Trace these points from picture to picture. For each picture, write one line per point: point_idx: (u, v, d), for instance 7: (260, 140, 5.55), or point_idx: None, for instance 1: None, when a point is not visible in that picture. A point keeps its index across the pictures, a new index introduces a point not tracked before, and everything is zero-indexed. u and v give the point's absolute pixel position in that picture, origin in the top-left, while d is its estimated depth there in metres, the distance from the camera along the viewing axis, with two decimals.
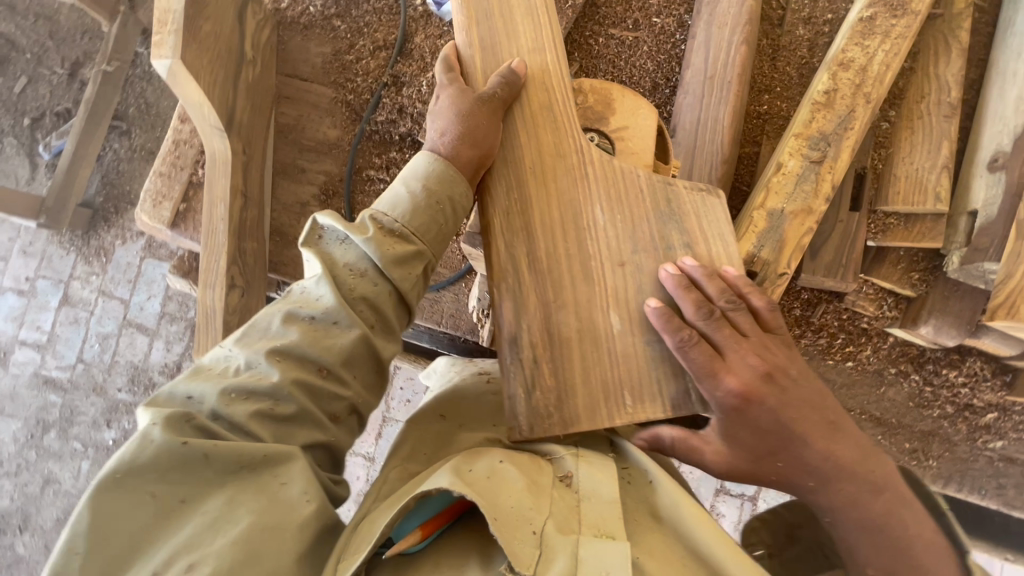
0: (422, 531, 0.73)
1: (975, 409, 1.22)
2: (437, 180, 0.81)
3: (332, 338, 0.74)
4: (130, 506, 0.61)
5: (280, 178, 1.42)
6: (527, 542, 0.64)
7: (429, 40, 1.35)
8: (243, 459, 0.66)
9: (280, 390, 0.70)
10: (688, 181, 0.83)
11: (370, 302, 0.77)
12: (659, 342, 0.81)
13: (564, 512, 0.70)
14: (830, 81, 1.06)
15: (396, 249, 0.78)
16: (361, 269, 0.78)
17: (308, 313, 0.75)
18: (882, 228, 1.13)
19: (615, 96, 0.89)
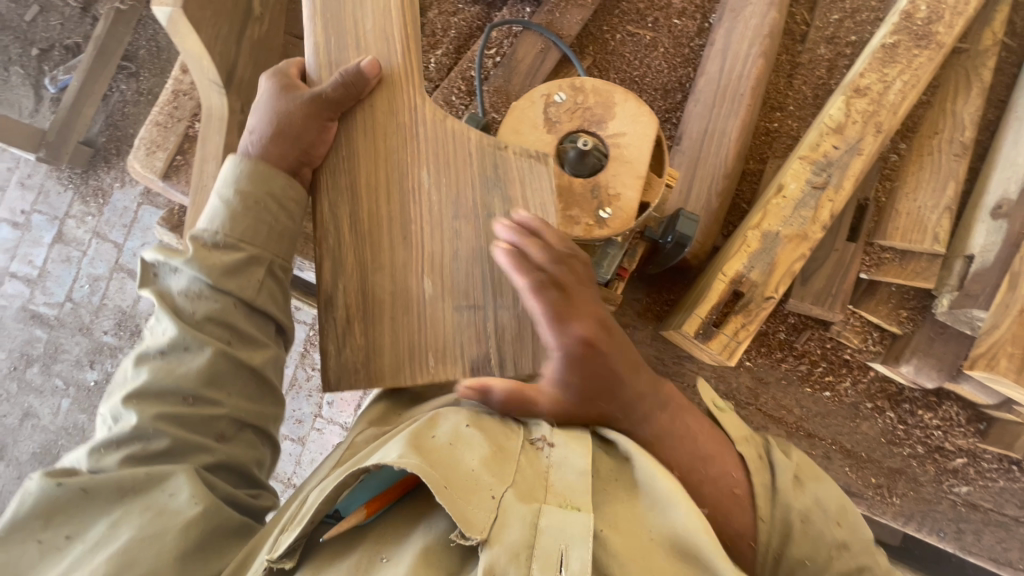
0: (368, 506, 0.72)
1: (946, 452, 1.22)
2: (251, 181, 0.81)
3: (185, 366, 0.75)
4: (16, 556, 0.67)
5: None
6: (483, 506, 0.64)
7: (443, 17, 1.32)
8: (122, 486, 0.70)
9: (142, 430, 0.73)
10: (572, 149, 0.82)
11: (219, 321, 0.77)
12: (466, 306, 0.79)
13: (532, 479, 0.69)
14: (844, 107, 1.04)
15: (218, 263, 0.77)
16: (194, 291, 0.77)
17: (155, 350, 0.76)
18: (876, 262, 1.11)
19: (618, 100, 0.85)
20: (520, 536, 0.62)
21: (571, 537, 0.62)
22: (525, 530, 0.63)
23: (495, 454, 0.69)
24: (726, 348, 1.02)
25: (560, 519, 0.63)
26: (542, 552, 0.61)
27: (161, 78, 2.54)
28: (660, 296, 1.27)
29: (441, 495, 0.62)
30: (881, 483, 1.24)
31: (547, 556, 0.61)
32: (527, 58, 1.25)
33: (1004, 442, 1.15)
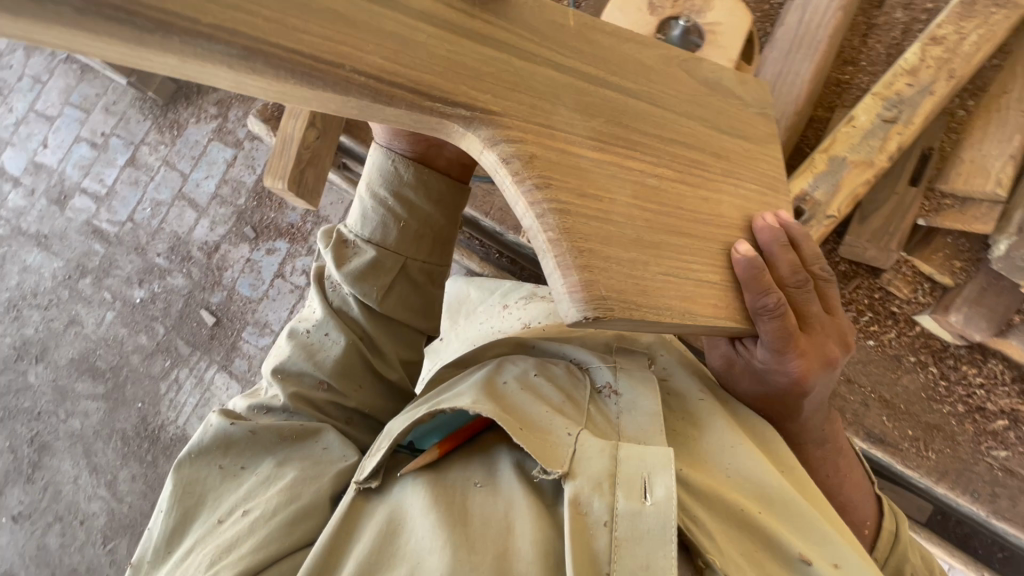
0: (440, 446, 0.87)
1: (987, 413, 1.22)
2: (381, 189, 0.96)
3: (327, 349, 0.99)
4: (206, 475, 0.90)
5: None
6: (564, 443, 0.78)
7: None
8: (282, 433, 0.93)
9: (290, 406, 0.96)
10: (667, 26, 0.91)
11: (355, 320, 1.01)
12: None
13: (604, 425, 0.85)
14: (919, 54, 1.10)
15: (361, 271, 0.97)
16: (336, 286, 1.01)
17: (305, 329, 1.02)
18: (936, 208, 1.16)
19: None
20: (605, 464, 0.75)
21: (651, 467, 0.75)
22: (605, 462, 0.76)
23: (564, 405, 0.86)
24: None
25: (639, 454, 0.76)
26: (627, 481, 0.74)
27: None
28: None
29: (517, 429, 0.77)
30: (917, 437, 1.25)
31: (629, 484, 0.73)
32: None
33: None
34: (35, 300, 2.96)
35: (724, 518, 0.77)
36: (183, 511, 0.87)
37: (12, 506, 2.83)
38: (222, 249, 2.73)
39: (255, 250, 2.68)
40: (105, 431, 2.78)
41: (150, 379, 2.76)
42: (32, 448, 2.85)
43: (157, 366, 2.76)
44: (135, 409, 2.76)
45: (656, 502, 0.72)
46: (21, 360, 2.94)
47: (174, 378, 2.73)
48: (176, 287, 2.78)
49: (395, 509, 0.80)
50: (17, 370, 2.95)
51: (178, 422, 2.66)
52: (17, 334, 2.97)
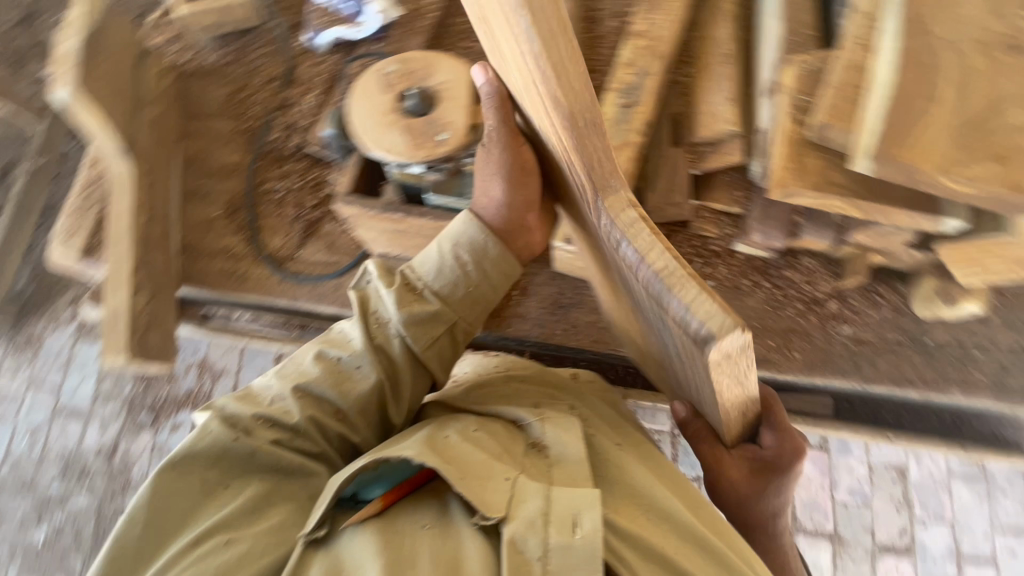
0: (383, 498, 0.97)
1: (821, 301, 1.40)
2: (468, 247, 1.11)
3: (348, 384, 1.09)
4: (188, 485, 0.98)
5: (187, 201, 1.55)
6: (502, 488, 0.91)
7: (311, 67, 1.59)
8: (281, 463, 1.03)
9: (296, 424, 1.05)
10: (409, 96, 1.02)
11: (386, 351, 1.12)
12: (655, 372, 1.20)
13: (536, 472, 0.98)
14: (630, 49, 1.33)
15: (414, 308, 1.10)
16: (384, 321, 1.13)
17: (337, 355, 1.11)
18: (699, 156, 1.36)
19: (437, 60, 1.07)
20: (537, 506, 0.89)
21: (580, 504, 0.89)
22: (540, 502, 0.89)
23: (501, 454, 0.99)
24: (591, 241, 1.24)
25: (570, 496, 0.90)
26: (557, 518, 0.87)
27: None
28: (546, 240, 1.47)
29: (457, 479, 0.90)
30: (779, 343, 1.39)
31: (561, 522, 0.86)
32: None
33: (855, 272, 1.35)
34: None
35: (648, 552, 0.89)
36: (159, 523, 0.94)
37: None
38: (121, 447, 2.53)
39: (157, 433, 2.52)
40: None
41: None
42: None
43: None
44: None
45: (584, 534, 0.85)
46: None
47: None
48: (79, 509, 2.49)
49: (340, 561, 0.88)
50: None
51: None
52: None
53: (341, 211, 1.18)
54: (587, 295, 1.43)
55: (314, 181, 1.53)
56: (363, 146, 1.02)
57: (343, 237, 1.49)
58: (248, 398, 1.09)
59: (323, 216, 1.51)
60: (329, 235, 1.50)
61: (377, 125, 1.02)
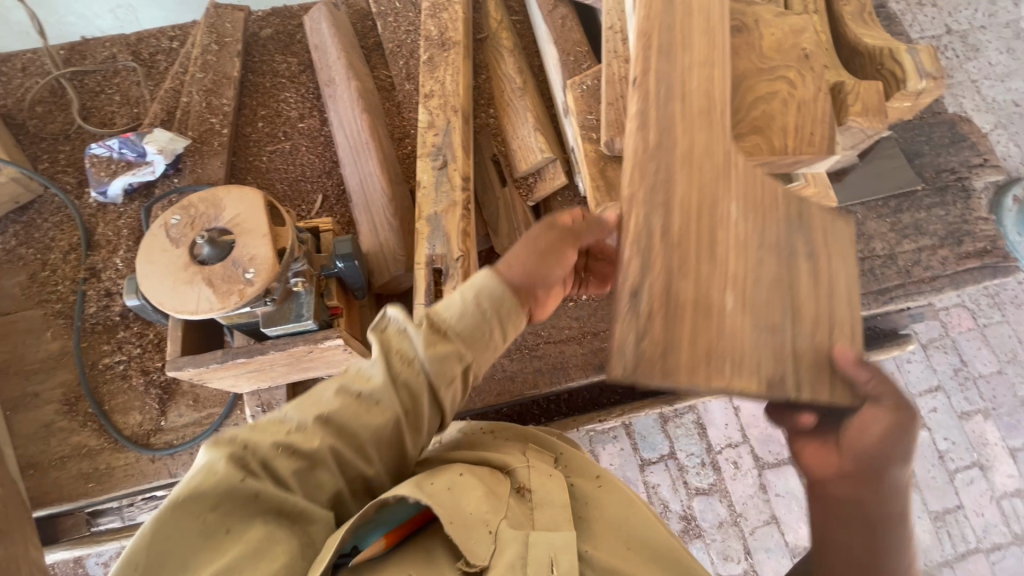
0: (387, 535, 0.79)
1: None
2: (489, 296, 0.84)
3: (371, 418, 0.78)
4: (179, 534, 0.64)
5: (13, 414, 1.36)
6: (483, 540, 0.76)
7: (111, 224, 1.48)
8: (285, 509, 0.70)
9: (310, 452, 0.73)
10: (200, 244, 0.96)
11: (409, 388, 0.81)
12: (767, 327, 0.75)
13: (520, 516, 0.83)
14: (426, 111, 1.34)
15: (437, 350, 0.81)
16: (410, 359, 0.81)
17: (357, 388, 0.79)
18: (529, 187, 1.39)
19: (222, 195, 1.01)
20: (515, 552, 0.76)
21: (559, 546, 0.77)
22: (518, 546, 0.76)
23: (493, 495, 0.83)
24: None
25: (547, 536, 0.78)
26: (533, 568, 0.75)
27: None
28: None
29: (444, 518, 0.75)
30: None
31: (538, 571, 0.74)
32: None
33: None
34: None
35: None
36: None
37: None
38: None
39: None
40: None
41: None
42: None
43: None
44: None
45: None
46: None
47: None
48: None
49: None
50: None
51: None
52: None
53: (181, 375, 1.09)
54: None
55: (154, 341, 1.39)
56: (168, 313, 0.94)
57: (205, 388, 1.37)
58: (252, 427, 0.75)
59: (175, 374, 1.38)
60: (191, 389, 1.38)
61: (175, 286, 0.94)
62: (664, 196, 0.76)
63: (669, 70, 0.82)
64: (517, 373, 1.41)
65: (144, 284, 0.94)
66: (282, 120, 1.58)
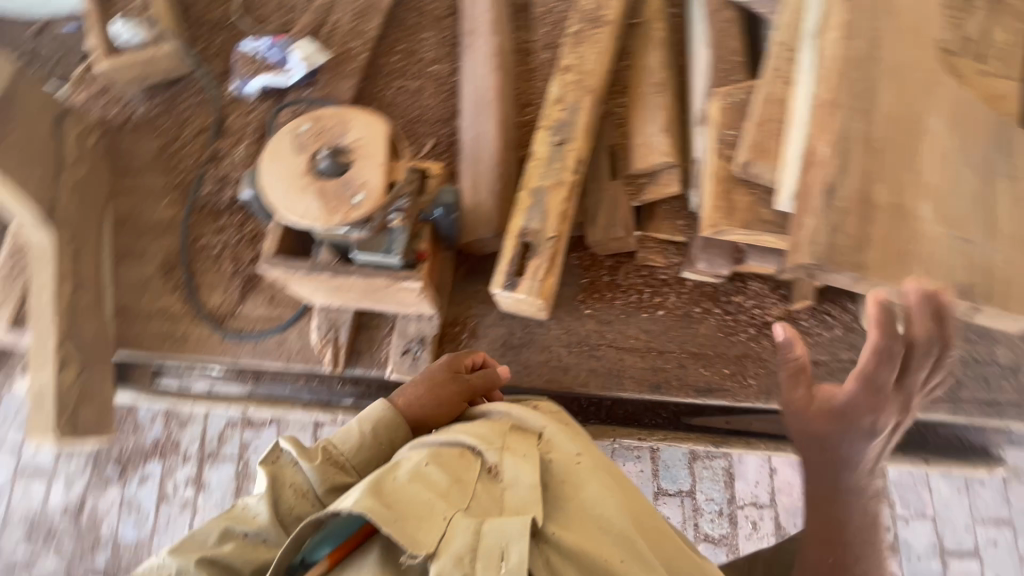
0: (331, 554, 0.96)
1: (773, 324, 1.38)
2: (384, 428, 1.20)
3: (259, 553, 0.98)
4: None
5: (121, 263, 1.50)
6: (433, 528, 0.90)
7: (242, 116, 1.56)
8: None
9: None
10: (320, 161, 0.99)
11: (302, 514, 1.05)
12: (961, 238, 1.02)
13: (487, 503, 0.98)
14: (558, 83, 1.31)
15: (335, 480, 1.09)
16: (304, 489, 1.07)
17: (243, 530, 0.99)
18: (638, 188, 1.34)
19: (350, 116, 1.04)
20: (462, 542, 0.88)
21: (509, 536, 0.88)
22: (469, 537, 0.89)
23: (449, 488, 0.97)
24: (532, 289, 1.17)
25: (501, 527, 0.90)
26: (484, 550, 0.87)
27: None
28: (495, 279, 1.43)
29: (387, 524, 0.89)
30: (734, 371, 1.37)
31: (487, 555, 0.87)
32: None
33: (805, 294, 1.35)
34: None
35: (593, 570, 0.92)
36: None
37: None
38: None
39: (124, 486, 2.29)
40: None
41: None
42: None
43: None
44: None
45: (510, 566, 0.86)
46: None
47: None
48: None
49: None
50: None
51: None
52: None
53: (270, 272, 1.15)
54: (538, 332, 1.41)
55: (250, 233, 1.49)
56: (278, 213, 0.99)
57: (282, 288, 1.45)
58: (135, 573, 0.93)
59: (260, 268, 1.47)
60: (270, 287, 1.46)
61: (290, 190, 0.99)
62: (868, 109, 1.02)
63: (870, 18, 1.06)
64: (571, 366, 1.38)
65: (264, 181, 1.00)
66: (416, 58, 1.59)
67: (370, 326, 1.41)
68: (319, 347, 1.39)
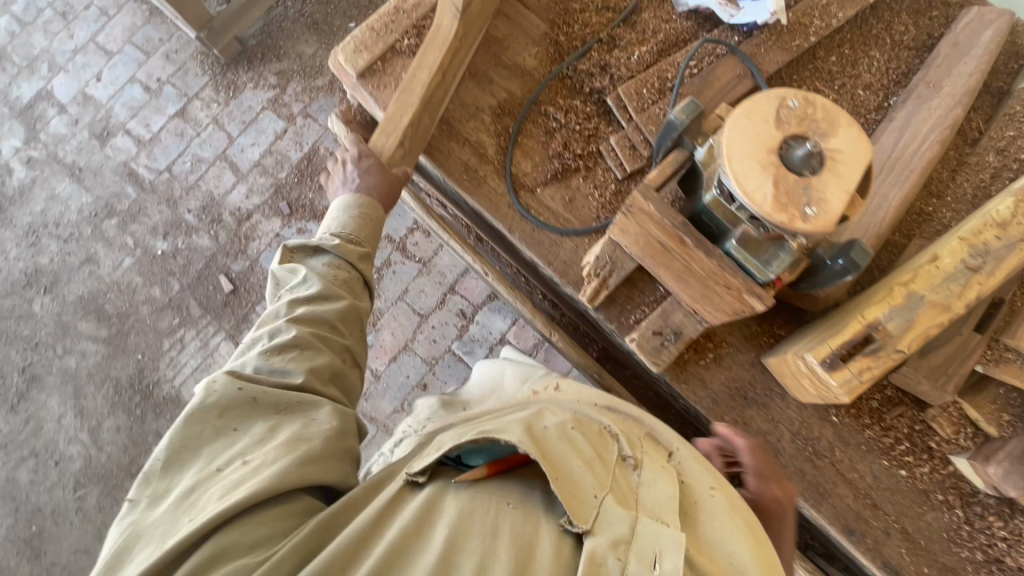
0: (489, 466, 0.95)
1: (1004, 567, 1.23)
2: (362, 209, 1.37)
3: (323, 306, 1.20)
4: (208, 429, 0.98)
5: (467, 79, 1.49)
6: (588, 504, 0.86)
7: (656, 20, 1.43)
8: (281, 402, 1.04)
9: (270, 365, 1.08)
10: (795, 152, 0.90)
11: (345, 278, 1.27)
12: None
13: (627, 492, 0.91)
14: (1012, 207, 1.12)
15: (357, 248, 1.34)
16: (337, 262, 1.29)
17: (304, 295, 1.19)
18: (996, 359, 1.19)
19: (842, 122, 0.93)
20: (625, 529, 0.83)
21: (666, 543, 0.82)
22: (625, 526, 0.83)
23: (594, 461, 0.93)
24: (847, 385, 1.08)
25: (656, 529, 0.84)
26: (640, 548, 0.81)
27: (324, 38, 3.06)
28: (769, 326, 1.35)
29: (554, 478, 0.86)
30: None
31: (643, 552, 0.80)
32: (723, 79, 1.34)
33: None
34: (55, 231, 2.95)
35: None
36: (219, 424, 0.99)
37: None
38: (253, 220, 2.91)
39: (285, 227, 2.89)
40: (99, 376, 2.82)
41: (156, 333, 2.84)
42: (21, 378, 2.84)
43: (166, 321, 2.85)
44: (133, 359, 2.82)
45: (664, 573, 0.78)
46: (27, 288, 2.91)
47: (180, 337, 2.83)
48: (199, 247, 2.90)
49: (426, 509, 0.88)
50: (22, 296, 2.91)
51: (175, 382, 2.78)
52: (29, 261, 2.93)
53: (634, 200, 1.09)
54: (777, 401, 1.33)
55: (591, 132, 1.43)
56: (722, 169, 0.90)
57: (585, 199, 1.42)
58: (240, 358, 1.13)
59: (579, 168, 1.43)
60: (574, 190, 1.42)
61: (749, 156, 0.90)
62: None
63: None
64: (785, 453, 1.31)
65: (731, 132, 0.91)
66: (853, 72, 1.39)
67: (636, 285, 1.37)
68: (585, 275, 1.37)
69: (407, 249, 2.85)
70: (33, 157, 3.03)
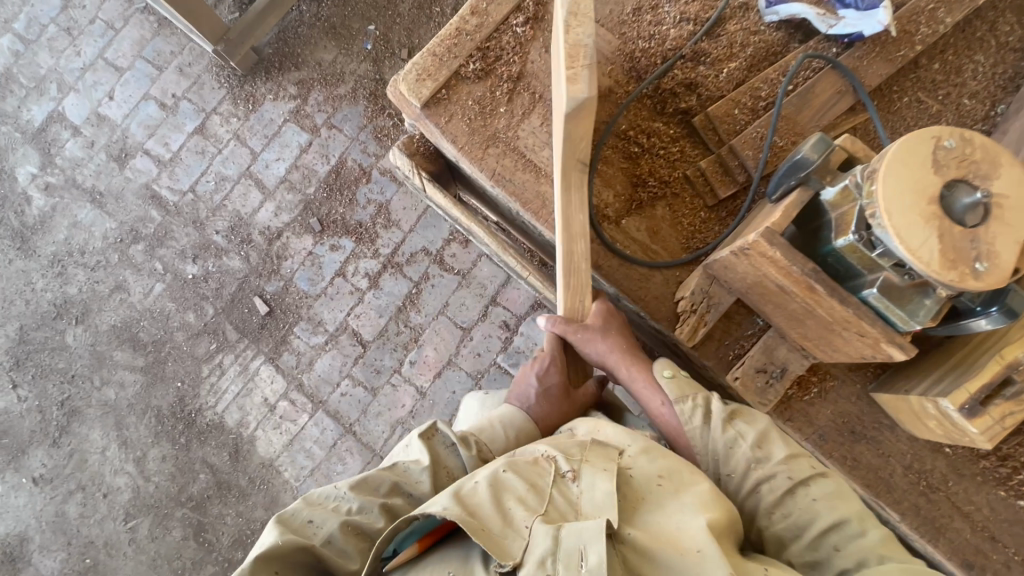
0: (421, 543, 1.06)
1: None
2: (515, 426, 1.31)
3: (414, 512, 1.12)
4: None
5: (539, 105, 1.40)
6: (514, 541, 0.94)
7: (744, 31, 1.34)
8: None
9: (339, 544, 1.02)
10: (958, 201, 0.82)
11: (450, 488, 1.17)
12: None
13: (562, 509, 1.00)
14: None
15: (482, 468, 1.23)
16: (454, 476, 1.18)
17: (407, 490, 1.13)
18: None
19: (1004, 162, 0.85)
20: (546, 547, 0.91)
21: (588, 539, 0.89)
22: (548, 543, 0.91)
23: (525, 495, 1.01)
24: (988, 429, 1.03)
25: (578, 529, 0.90)
26: (565, 555, 0.89)
27: (343, 43, 2.93)
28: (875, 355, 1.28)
29: (475, 532, 0.93)
30: None
31: (568, 557, 0.88)
32: (823, 95, 1.27)
33: None
34: (80, 259, 2.87)
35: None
36: None
37: (31, 468, 2.78)
38: (284, 238, 2.82)
39: (318, 244, 2.80)
40: (140, 406, 2.78)
41: (193, 360, 2.79)
42: (61, 412, 2.80)
43: (203, 347, 2.79)
44: (173, 387, 2.78)
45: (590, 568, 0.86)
46: (58, 319, 2.86)
47: (218, 362, 2.78)
48: (231, 269, 2.82)
49: None
50: (53, 328, 2.86)
51: (218, 409, 2.73)
52: (57, 291, 2.87)
53: (755, 243, 1.02)
54: (886, 434, 1.28)
55: (677, 156, 1.35)
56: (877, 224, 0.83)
57: (672, 230, 1.33)
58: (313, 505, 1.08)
59: (664, 195, 1.34)
60: (660, 219, 1.34)
61: (909, 208, 0.82)
62: None
63: None
64: (898, 488, 1.26)
65: (885, 183, 0.83)
66: (958, 80, 1.30)
67: (733, 319, 1.30)
68: (680, 311, 1.29)
69: (445, 261, 2.71)
70: (50, 183, 2.93)
